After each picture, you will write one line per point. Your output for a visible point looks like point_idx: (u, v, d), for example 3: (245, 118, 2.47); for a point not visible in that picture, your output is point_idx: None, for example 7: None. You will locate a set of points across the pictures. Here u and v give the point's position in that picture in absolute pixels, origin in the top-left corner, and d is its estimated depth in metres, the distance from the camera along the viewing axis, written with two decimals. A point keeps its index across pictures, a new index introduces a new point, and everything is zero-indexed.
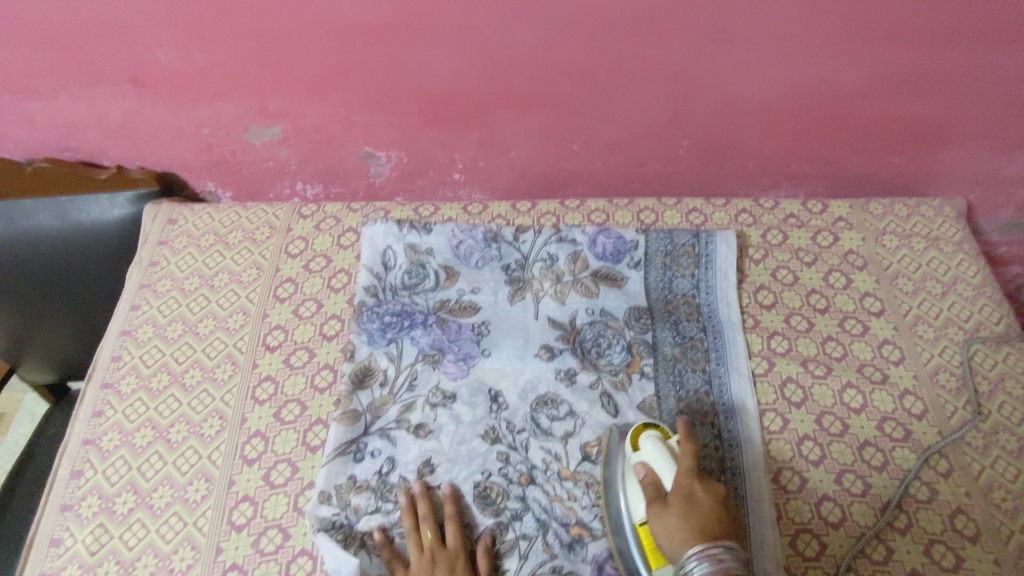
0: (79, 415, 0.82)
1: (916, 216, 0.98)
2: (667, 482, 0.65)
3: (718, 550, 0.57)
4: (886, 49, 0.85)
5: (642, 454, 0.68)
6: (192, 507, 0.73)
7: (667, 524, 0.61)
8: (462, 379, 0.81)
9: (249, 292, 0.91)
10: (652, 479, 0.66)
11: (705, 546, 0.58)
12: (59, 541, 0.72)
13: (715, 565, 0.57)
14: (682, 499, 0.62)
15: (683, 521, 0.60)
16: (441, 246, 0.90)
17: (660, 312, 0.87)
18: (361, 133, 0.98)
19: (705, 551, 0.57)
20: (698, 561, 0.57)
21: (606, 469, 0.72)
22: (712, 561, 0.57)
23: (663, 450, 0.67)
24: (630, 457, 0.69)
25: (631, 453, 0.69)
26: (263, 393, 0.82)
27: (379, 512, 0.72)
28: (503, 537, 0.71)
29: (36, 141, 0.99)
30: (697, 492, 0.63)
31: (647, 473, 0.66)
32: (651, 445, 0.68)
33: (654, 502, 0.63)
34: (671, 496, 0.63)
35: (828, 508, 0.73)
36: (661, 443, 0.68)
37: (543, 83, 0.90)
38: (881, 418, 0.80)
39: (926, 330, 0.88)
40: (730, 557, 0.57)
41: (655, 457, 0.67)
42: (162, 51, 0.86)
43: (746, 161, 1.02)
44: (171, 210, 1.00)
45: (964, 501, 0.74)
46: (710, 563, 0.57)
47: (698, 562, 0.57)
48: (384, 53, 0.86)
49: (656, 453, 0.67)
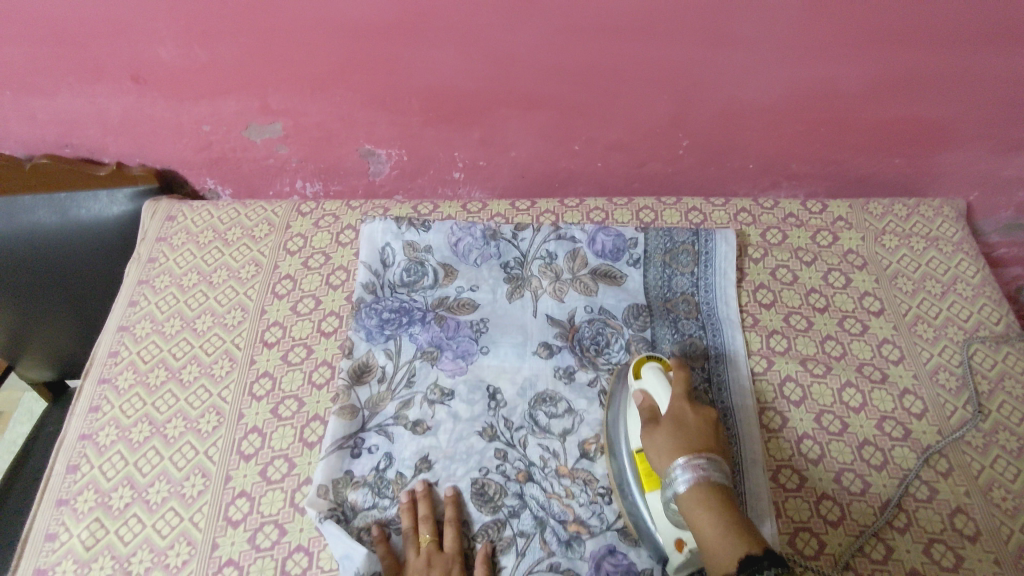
0: (76, 411, 0.82)
1: (916, 217, 0.98)
2: (662, 406, 0.67)
3: (701, 462, 0.59)
4: (888, 49, 0.85)
5: (643, 382, 0.71)
6: (188, 502, 0.73)
7: (656, 441, 0.63)
8: (461, 375, 0.81)
9: (248, 289, 0.91)
10: (649, 404, 0.68)
11: (690, 457, 0.60)
12: (54, 536, 0.72)
13: (698, 474, 0.59)
14: (672, 418, 0.64)
15: (672, 438, 0.62)
16: (440, 243, 0.90)
17: (659, 310, 0.87)
18: (362, 131, 0.98)
19: (690, 462, 0.59)
20: (682, 470, 0.59)
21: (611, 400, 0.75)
22: (695, 471, 0.59)
23: (661, 377, 0.69)
24: (632, 386, 0.72)
25: (633, 381, 0.72)
26: (261, 389, 0.81)
27: (376, 508, 0.72)
28: (501, 534, 0.71)
29: (36, 138, 0.99)
30: (688, 413, 0.64)
31: (645, 399, 0.69)
32: (653, 374, 0.70)
33: (648, 422, 0.66)
34: (663, 417, 0.65)
35: (827, 507, 0.73)
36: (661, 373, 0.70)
37: (544, 82, 0.90)
38: (880, 417, 0.80)
39: (926, 330, 0.88)
40: (714, 468, 0.59)
41: (654, 385, 0.69)
42: (164, 48, 0.86)
43: (746, 161, 1.02)
44: (170, 207, 1.00)
45: (964, 501, 0.73)
46: (693, 472, 0.59)
47: (682, 471, 0.59)
48: (385, 51, 0.86)
49: (654, 379, 0.69)
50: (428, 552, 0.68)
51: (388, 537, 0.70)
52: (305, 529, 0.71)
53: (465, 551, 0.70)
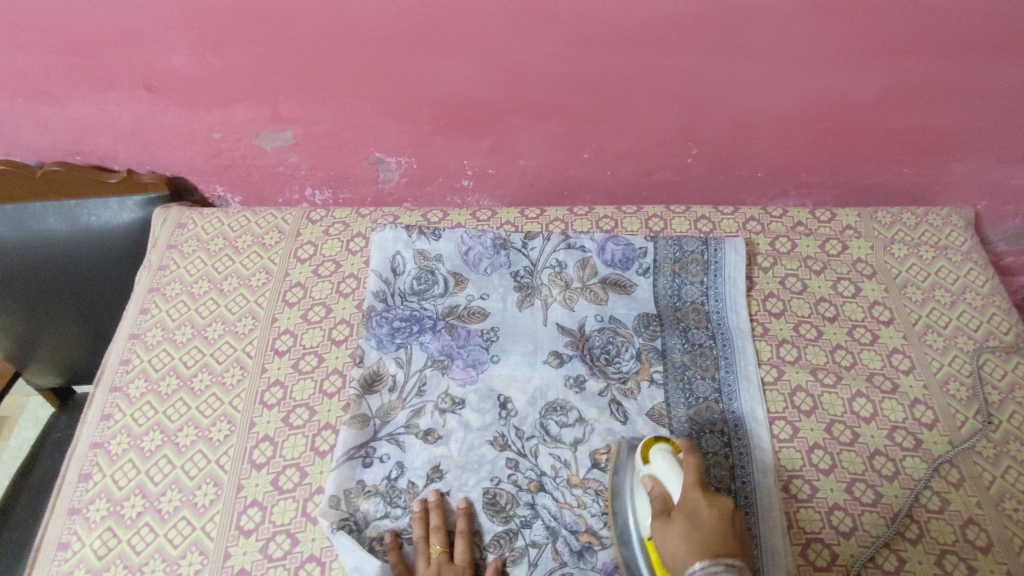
0: (88, 418, 0.82)
1: (924, 225, 0.98)
2: (674, 496, 0.63)
3: (718, 568, 0.54)
4: (898, 60, 0.86)
5: (653, 467, 0.67)
6: (200, 511, 0.73)
7: (671, 542, 0.59)
8: (472, 385, 0.81)
9: (258, 296, 0.91)
10: (661, 493, 0.65)
11: (706, 564, 0.54)
12: (67, 545, 0.72)
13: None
14: (685, 516, 0.60)
15: (686, 539, 0.58)
16: (450, 252, 0.90)
17: (669, 320, 0.87)
18: (372, 139, 0.98)
19: (707, 569, 0.54)
20: None
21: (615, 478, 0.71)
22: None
23: (671, 464, 0.66)
24: (640, 470, 0.69)
25: (641, 466, 0.69)
26: (272, 397, 0.81)
27: (388, 517, 0.72)
28: (513, 544, 0.71)
29: (47, 145, 0.99)
30: (703, 508, 0.60)
31: (655, 486, 0.65)
32: (662, 459, 0.67)
33: (660, 517, 0.62)
34: (676, 512, 0.61)
35: (839, 517, 0.73)
36: (672, 459, 0.67)
37: (555, 91, 0.91)
38: (891, 427, 0.80)
39: (935, 339, 0.88)
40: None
41: (664, 472, 0.65)
42: (177, 57, 0.87)
43: (755, 170, 1.02)
44: (181, 214, 1.00)
45: (976, 512, 0.73)
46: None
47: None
48: (397, 60, 0.87)
49: (664, 467, 0.66)
50: (438, 563, 0.68)
51: (400, 547, 0.70)
52: (318, 538, 0.71)
53: (476, 561, 0.70)
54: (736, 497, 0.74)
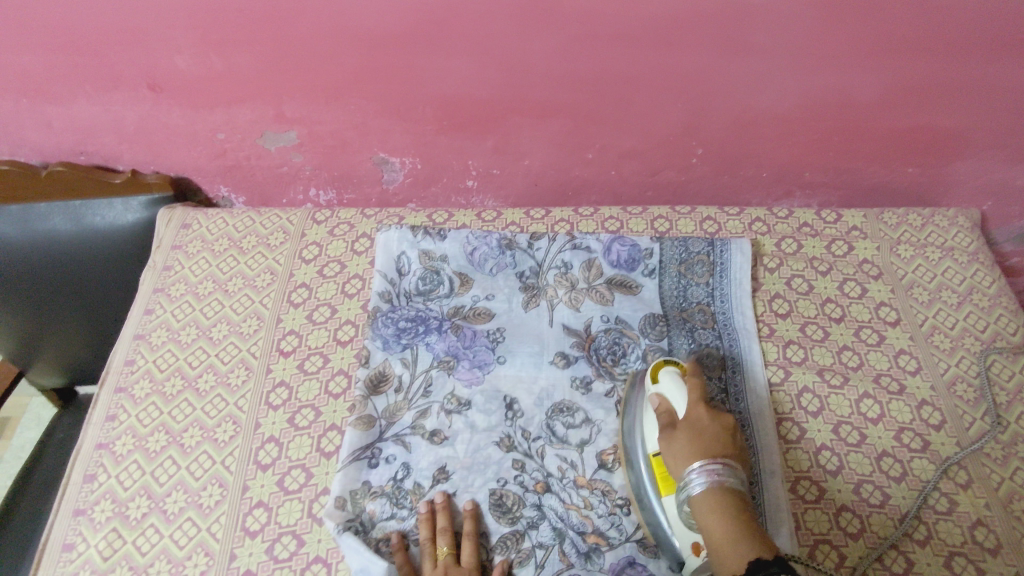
0: (93, 419, 0.82)
1: (930, 226, 0.98)
2: (680, 411, 0.66)
3: (716, 467, 0.58)
4: (903, 59, 0.85)
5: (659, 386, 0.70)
6: (206, 512, 0.73)
7: (674, 445, 0.63)
8: (478, 386, 0.80)
9: (263, 298, 0.91)
10: (667, 409, 0.67)
11: (706, 463, 0.59)
12: (72, 547, 0.72)
13: (712, 480, 0.58)
14: (688, 423, 0.63)
15: (687, 443, 0.62)
16: (455, 252, 0.90)
17: (676, 320, 0.87)
18: (376, 139, 0.98)
19: (706, 467, 0.59)
20: (697, 475, 0.59)
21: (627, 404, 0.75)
22: (709, 476, 0.58)
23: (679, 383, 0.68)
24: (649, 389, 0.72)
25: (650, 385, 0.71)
26: (277, 398, 0.81)
27: (394, 518, 0.72)
28: (520, 546, 0.70)
29: (51, 145, 0.99)
30: (705, 417, 0.63)
31: (661, 403, 0.68)
32: (670, 378, 0.69)
33: (665, 427, 0.65)
34: (680, 422, 0.64)
35: (847, 519, 0.73)
36: (680, 379, 0.69)
37: (559, 91, 0.90)
38: (898, 428, 0.80)
39: (942, 340, 0.87)
40: (729, 473, 0.58)
41: (670, 388, 0.68)
42: (181, 57, 0.86)
43: (760, 170, 1.02)
44: (185, 215, 1.00)
45: (984, 513, 0.73)
46: (706, 479, 0.58)
47: (697, 475, 0.58)
48: (401, 60, 0.86)
49: (671, 384, 0.68)
50: (444, 566, 0.68)
51: (407, 548, 0.70)
52: (324, 539, 0.71)
53: (482, 563, 0.70)
54: None
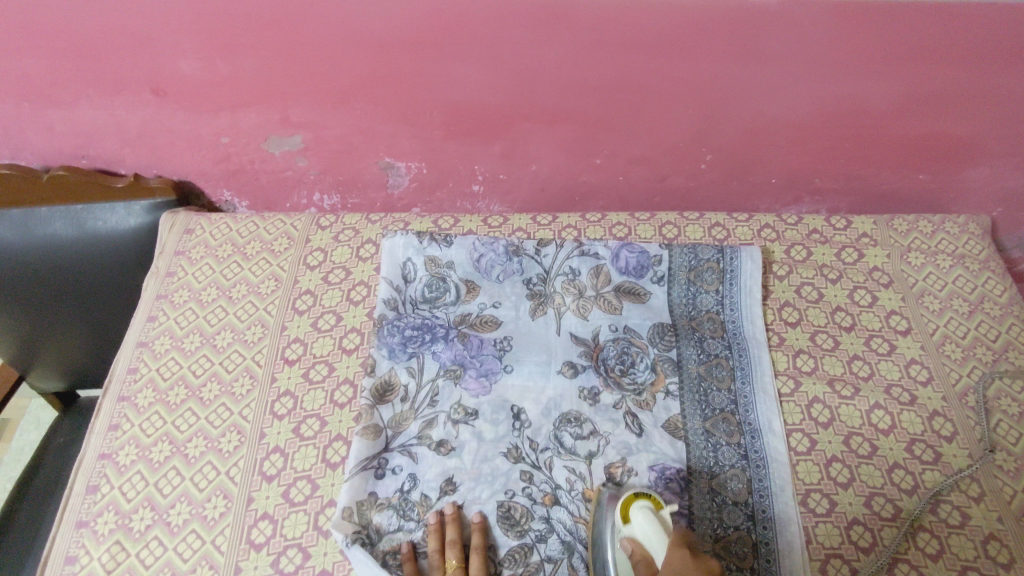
0: (96, 428, 0.81)
1: (941, 233, 0.97)
2: (657, 560, 0.60)
3: None
4: (921, 67, 0.84)
5: (632, 525, 0.65)
6: (210, 524, 0.72)
7: None
8: (485, 396, 0.79)
9: (268, 304, 0.90)
10: (643, 556, 0.61)
11: None
12: (75, 559, 0.71)
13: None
14: (668, 574, 0.54)
15: None
16: (462, 259, 0.89)
17: (684, 330, 0.86)
18: (382, 144, 0.97)
19: None
20: None
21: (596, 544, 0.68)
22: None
23: (653, 522, 0.63)
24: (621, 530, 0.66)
25: (622, 525, 0.66)
26: (282, 407, 0.80)
27: (401, 530, 0.71)
28: (528, 560, 0.69)
29: (52, 149, 0.98)
30: (689, 565, 0.54)
31: (636, 548, 0.62)
32: (643, 517, 0.64)
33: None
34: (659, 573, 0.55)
35: (858, 532, 0.72)
36: (653, 516, 0.64)
37: (569, 97, 0.89)
38: (909, 439, 0.79)
39: (954, 349, 0.86)
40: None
41: (645, 531, 0.63)
42: (186, 62, 0.85)
43: (770, 176, 1.01)
44: (188, 220, 0.99)
45: (997, 527, 0.72)
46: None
47: None
48: (409, 65, 0.85)
49: (647, 528, 0.63)
50: None
51: (418, 564, 0.69)
52: (330, 552, 0.70)
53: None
54: (753, 510, 0.73)
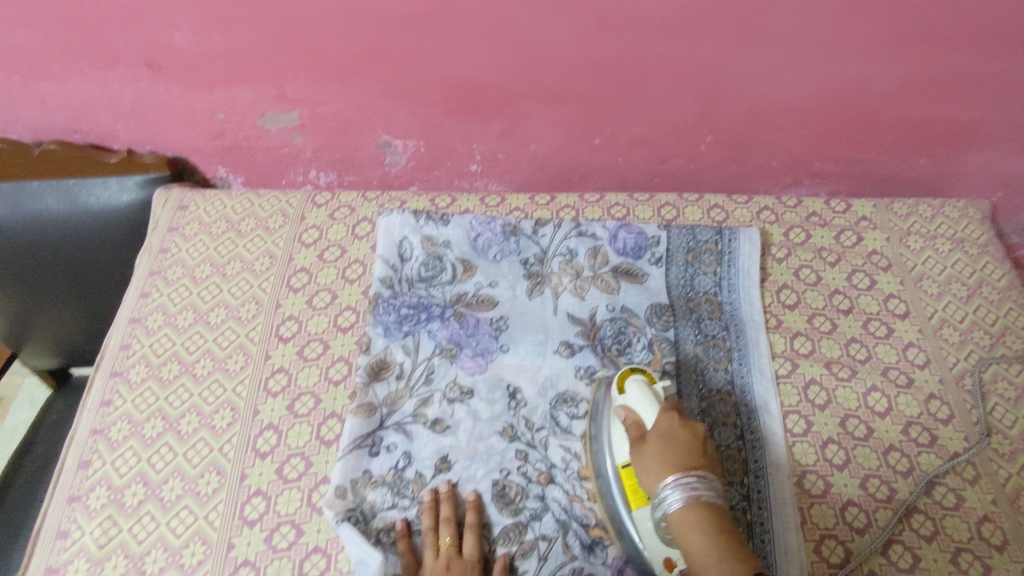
0: (87, 404, 0.80)
1: (940, 217, 0.97)
2: (647, 421, 0.64)
3: (692, 480, 0.58)
4: (926, 49, 0.83)
5: (626, 397, 0.68)
6: (203, 500, 0.72)
7: (644, 456, 0.62)
8: (481, 374, 0.79)
9: (262, 281, 0.89)
10: (636, 420, 0.66)
11: (680, 476, 0.58)
12: (66, 534, 0.71)
13: (689, 494, 0.57)
14: (659, 433, 0.62)
15: (660, 455, 0.61)
16: (458, 238, 0.89)
17: (682, 311, 0.85)
18: (379, 121, 0.96)
19: (681, 480, 0.58)
20: (672, 490, 0.58)
21: (593, 414, 0.72)
22: (686, 490, 0.57)
23: (647, 391, 0.67)
24: (615, 399, 0.69)
25: (616, 394, 0.69)
26: (276, 384, 0.80)
27: (395, 508, 0.70)
28: (523, 538, 0.69)
29: (44, 123, 0.97)
30: (677, 428, 0.62)
31: (628, 414, 0.67)
32: (637, 389, 0.67)
33: (635, 438, 0.64)
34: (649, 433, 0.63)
35: (852, 513, 0.72)
36: (646, 388, 0.67)
37: (569, 76, 0.88)
38: (906, 422, 0.79)
39: (951, 333, 0.86)
40: (705, 486, 0.58)
41: (639, 401, 0.66)
42: (180, 34, 0.84)
43: (770, 158, 1.00)
44: (182, 196, 0.98)
45: (991, 509, 0.72)
46: (684, 493, 0.57)
47: (672, 490, 0.58)
48: (408, 41, 0.84)
49: (640, 395, 0.66)
50: (447, 557, 0.66)
51: (412, 540, 0.69)
52: (323, 530, 0.70)
53: (485, 555, 0.68)
54: (749, 490, 0.72)
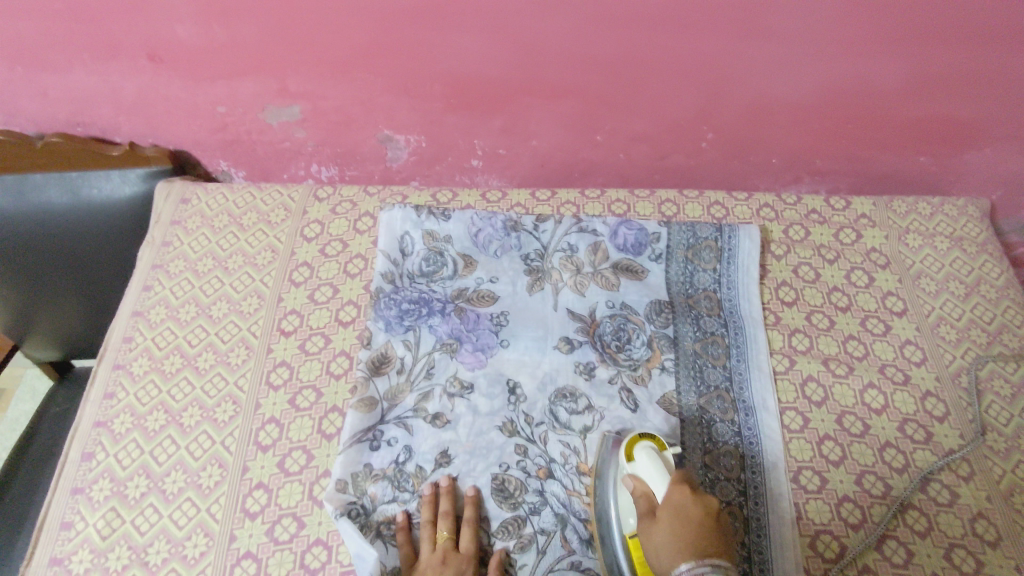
0: (90, 396, 0.80)
1: (939, 215, 0.97)
2: (659, 496, 0.63)
3: (705, 571, 0.55)
4: (927, 47, 0.83)
5: (636, 466, 0.66)
6: (205, 493, 0.72)
7: (656, 536, 0.60)
8: (480, 369, 0.80)
9: (264, 275, 0.90)
10: (645, 493, 0.64)
11: (693, 564, 0.55)
12: (70, 525, 0.71)
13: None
14: (671, 512, 0.60)
15: (673, 537, 0.58)
16: (460, 234, 0.89)
17: (681, 307, 0.86)
18: (381, 116, 0.96)
19: (694, 570, 0.55)
20: None
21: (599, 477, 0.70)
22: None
23: (657, 462, 0.65)
24: (623, 467, 0.68)
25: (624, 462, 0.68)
26: (278, 377, 0.80)
27: (395, 501, 0.71)
28: (521, 531, 0.70)
29: (46, 115, 0.97)
30: (688, 503, 0.60)
31: (637, 485, 0.65)
32: (646, 457, 0.66)
33: (647, 516, 0.62)
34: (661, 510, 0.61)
35: (848, 509, 0.73)
36: (656, 457, 0.66)
37: (571, 71, 0.88)
38: (902, 419, 0.79)
39: (948, 331, 0.87)
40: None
41: (648, 470, 0.65)
42: (183, 27, 0.84)
43: (771, 156, 1.01)
44: (184, 189, 0.98)
45: (985, 506, 0.73)
46: None
47: None
48: (410, 36, 0.84)
49: (650, 466, 0.65)
50: (444, 549, 0.67)
51: (411, 533, 0.70)
52: (324, 522, 0.70)
53: (482, 547, 0.69)
54: (745, 486, 0.73)
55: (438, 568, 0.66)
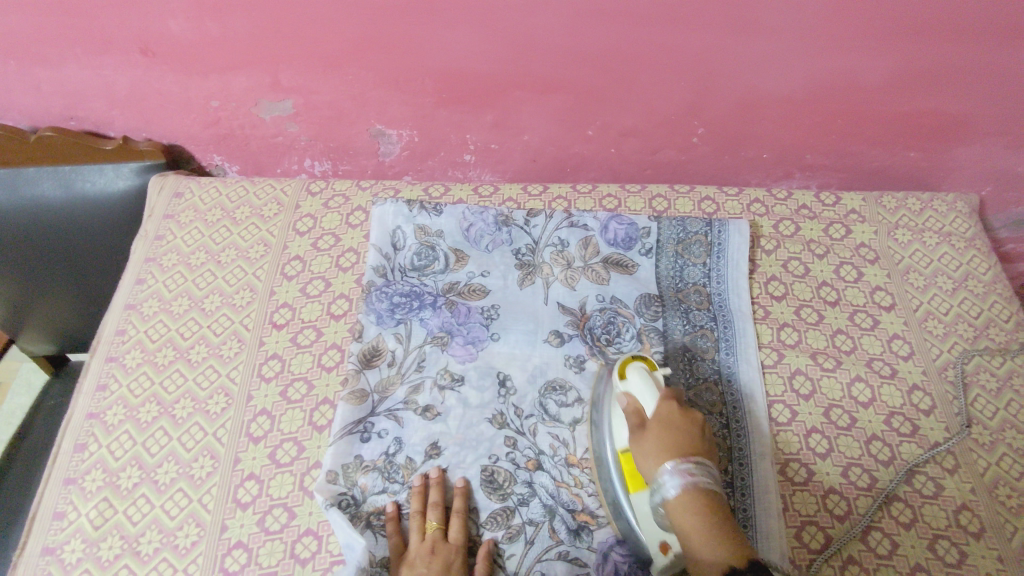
0: (83, 388, 0.81)
1: (928, 211, 0.98)
2: (647, 409, 0.67)
3: (689, 467, 0.60)
4: (915, 43, 0.84)
5: (627, 384, 0.70)
6: (197, 484, 0.73)
7: (644, 443, 0.64)
8: (471, 362, 0.80)
9: (256, 269, 0.90)
10: (636, 407, 0.68)
11: (677, 463, 0.60)
12: (62, 515, 0.72)
13: (686, 480, 0.59)
14: (659, 422, 0.65)
15: (660, 441, 0.63)
16: (451, 228, 0.90)
17: (671, 301, 0.86)
18: (373, 110, 0.97)
19: (679, 467, 0.60)
20: (670, 475, 0.60)
21: (595, 405, 0.75)
22: (682, 476, 0.59)
23: (647, 379, 0.69)
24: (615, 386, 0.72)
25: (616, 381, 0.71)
26: (270, 370, 0.81)
27: (385, 492, 0.72)
28: (510, 522, 0.70)
29: (40, 109, 0.97)
30: (675, 415, 0.65)
31: (628, 400, 0.69)
32: (637, 376, 0.69)
33: (636, 425, 0.66)
34: (650, 422, 0.65)
35: (834, 501, 0.73)
36: (647, 376, 0.69)
37: (561, 66, 0.89)
38: (888, 412, 0.80)
39: (936, 326, 0.87)
40: (702, 472, 0.60)
41: (638, 388, 0.68)
42: (175, 21, 0.84)
43: (762, 151, 1.01)
44: (178, 183, 0.99)
45: (970, 498, 0.74)
46: (682, 480, 0.59)
47: (670, 476, 0.60)
48: (401, 31, 0.85)
49: (640, 383, 0.69)
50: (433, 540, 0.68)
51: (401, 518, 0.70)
52: (315, 513, 0.71)
53: (471, 538, 0.70)
54: (733, 478, 0.74)
55: (426, 559, 0.66)
